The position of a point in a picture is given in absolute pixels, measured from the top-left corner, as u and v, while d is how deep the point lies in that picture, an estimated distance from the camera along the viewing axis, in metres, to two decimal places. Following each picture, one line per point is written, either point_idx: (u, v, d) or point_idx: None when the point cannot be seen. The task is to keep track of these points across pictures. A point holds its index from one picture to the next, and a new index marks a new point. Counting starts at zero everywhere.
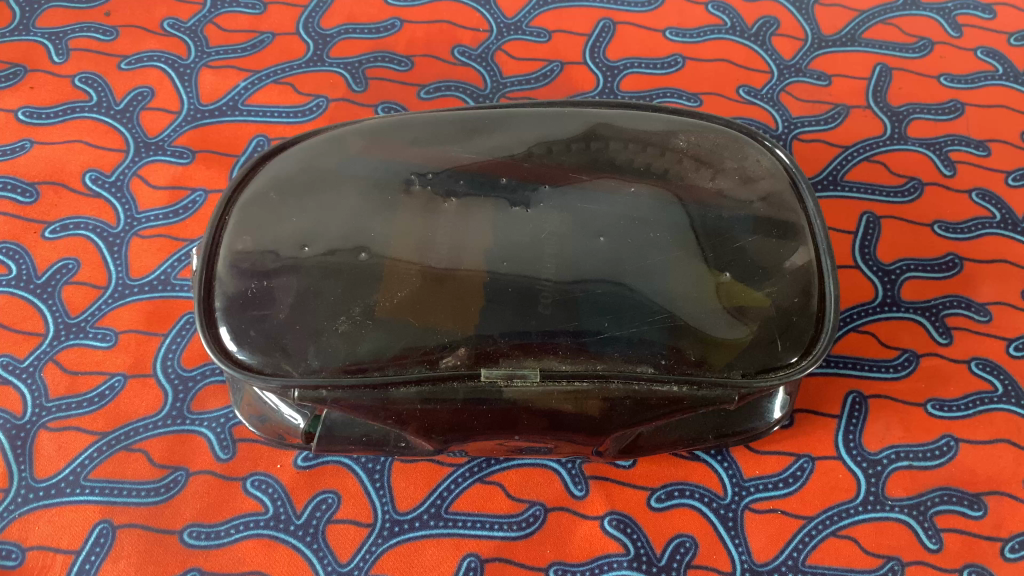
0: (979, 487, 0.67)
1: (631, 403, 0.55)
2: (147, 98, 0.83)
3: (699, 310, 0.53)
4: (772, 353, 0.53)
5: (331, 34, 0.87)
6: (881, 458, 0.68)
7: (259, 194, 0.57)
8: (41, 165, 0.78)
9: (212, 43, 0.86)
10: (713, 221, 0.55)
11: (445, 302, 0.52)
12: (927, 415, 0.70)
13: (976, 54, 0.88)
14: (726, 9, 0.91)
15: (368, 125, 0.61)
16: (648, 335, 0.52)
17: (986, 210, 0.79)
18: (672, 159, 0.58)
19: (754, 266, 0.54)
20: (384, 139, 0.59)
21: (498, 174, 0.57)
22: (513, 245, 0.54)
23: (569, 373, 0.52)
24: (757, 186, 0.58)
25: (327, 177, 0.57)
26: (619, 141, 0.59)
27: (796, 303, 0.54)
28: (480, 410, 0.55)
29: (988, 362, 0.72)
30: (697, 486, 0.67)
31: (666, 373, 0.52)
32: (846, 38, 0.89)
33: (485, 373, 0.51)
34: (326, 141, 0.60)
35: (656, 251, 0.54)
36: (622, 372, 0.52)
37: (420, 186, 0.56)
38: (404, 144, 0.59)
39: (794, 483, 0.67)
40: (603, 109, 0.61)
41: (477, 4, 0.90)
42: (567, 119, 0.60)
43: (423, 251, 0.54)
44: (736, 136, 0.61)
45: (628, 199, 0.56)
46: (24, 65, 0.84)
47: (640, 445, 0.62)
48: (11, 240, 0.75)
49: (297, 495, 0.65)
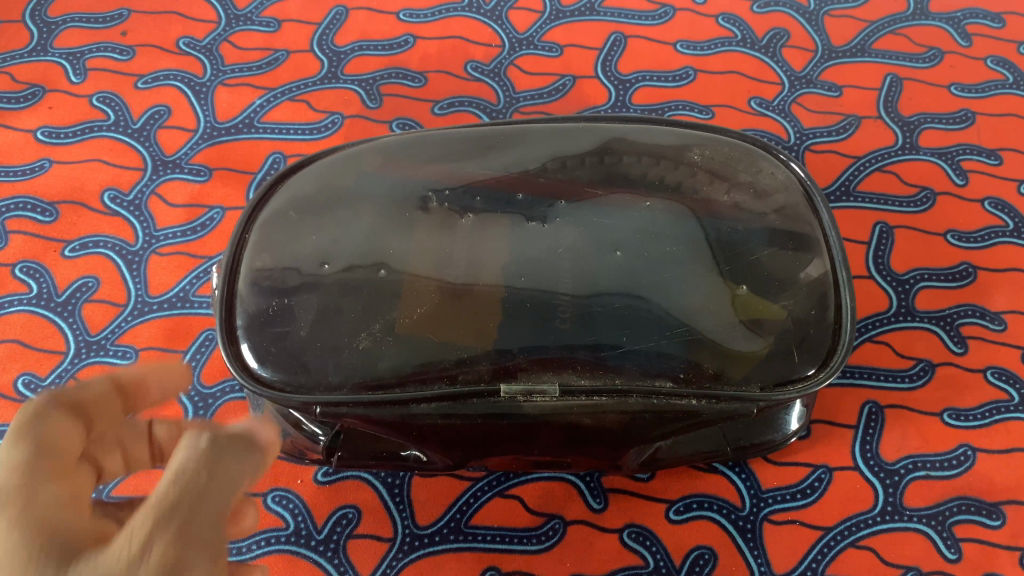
0: (997, 496, 0.67)
1: (649, 419, 0.55)
2: (164, 116, 0.83)
3: (717, 324, 0.53)
4: (790, 365, 0.53)
5: (345, 51, 0.88)
6: (899, 468, 0.68)
7: (279, 213, 0.57)
8: (61, 185, 0.79)
9: (227, 61, 0.87)
10: (730, 235, 0.56)
11: (464, 318, 0.53)
12: (943, 424, 0.70)
13: (987, 63, 0.88)
14: (736, 21, 0.91)
15: (384, 143, 0.62)
16: (667, 349, 0.53)
17: (1000, 218, 0.79)
18: (686, 172, 0.59)
19: (770, 279, 0.55)
20: (400, 157, 0.60)
21: (514, 190, 0.57)
22: (530, 260, 0.55)
23: (588, 388, 0.52)
24: (771, 199, 0.58)
25: (345, 195, 0.58)
26: (634, 155, 0.59)
27: (812, 315, 0.54)
28: (501, 425, 0.55)
29: (1005, 371, 0.72)
30: (715, 498, 0.67)
31: (685, 387, 0.52)
32: (856, 49, 0.90)
33: (504, 389, 0.51)
34: (344, 160, 0.61)
35: (672, 265, 0.55)
36: (640, 387, 0.52)
37: (438, 204, 0.57)
38: (420, 161, 0.59)
39: (812, 494, 0.67)
40: (617, 123, 0.62)
41: (489, 20, 0.91)
42: (579, 133, 0.61)
43: (441, 268, 0.54)
44: (749, 149, 0.61)
45: (643, 214, 0.56)
46: (42, 85, 0.85)
47: (659, 458, 0.63)
48: (32, 259, 0.75)
49: (318, 511, 0.66)
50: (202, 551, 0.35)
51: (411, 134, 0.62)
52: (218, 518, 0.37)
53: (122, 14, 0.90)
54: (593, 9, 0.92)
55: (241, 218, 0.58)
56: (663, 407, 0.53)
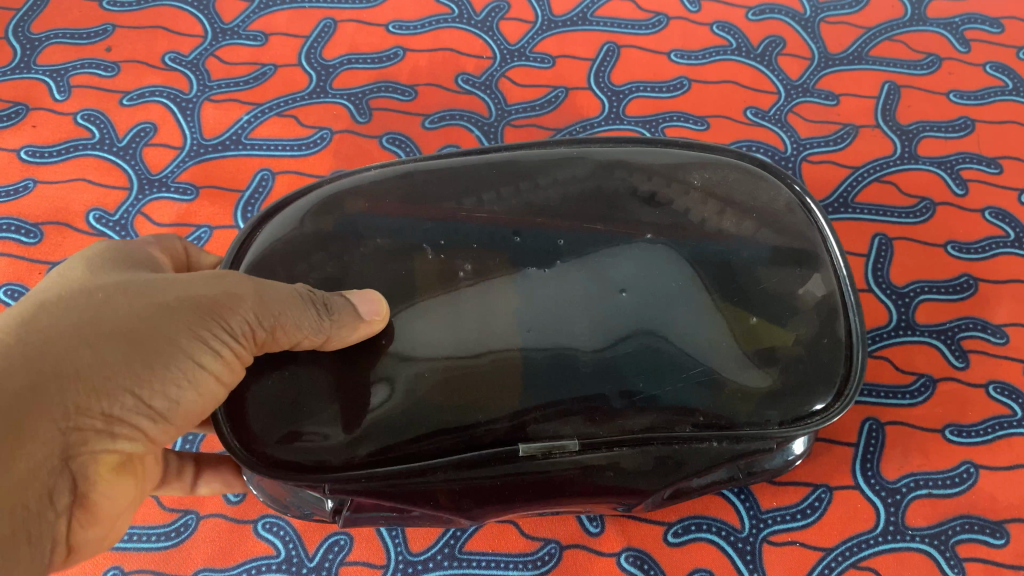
0: (1001, 514, 0.66)
1: (668, 463, 0.53)
2: (150, 133, 0.82)
3: (729, 360, 0.50)
4: (804, 398, 0.51)
5: (333, 65, 0.87)
6: (900, 487, 0.67)
7: (265, 266, 0.51)
8: (45, 206, 0.78)
9: (214, 77, 0.86)
10: (739, 265, 0.52)
11: (480, 379, 0.49)
12: (945, 441, 0.69)
13: (985, 70, 0.87)
14: (731, 29, 0.90)
15: (362, 176, 0.56)
16: (685, 391, 0.50)
17: (1000, 229, 0.78)
18: (689, 200, 0.54)
19: (781, 308, 0.52)
20: (382, 188, 0.54)
21: (512, 228, 0.53)
22: (541, 312, 0.51)
23: (609, 438, 0.50)
24: (779, 223, 0.54)
25: (331, 238, 0.52)
26: (638, 186, 0.55)
27: (824, 342, 0.52)
28: (518, 484, 0.52)
29: (1007, 386, 0.71)
30: (714, 519, 0.66)
31: (705, 429, 0.51)
32: (853, 56, 0.88)
33: (524, 447, 0.49)
34: (325, 195, 0.54)
35: (680, 302, 0.51)
36: (661, 432, 0.50)
37: (433, 253, 0.52)
38: (403, 196, 0.54)
39: (812, 514, 0.66)
40: (619, 150, 0.57)
41: (479, 31, 0.90)
42: (573, 162, 0.56)
43: (453, 332, 0.49)
44: (747, 170, 0.57)
45: (648, 249, 0.53)
46: (25, 103, 0.83)
47: (682, 493, 0.59)
48: (17, 281, 0.74)
49: (308, 538, 0.65)
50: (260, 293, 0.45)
51: (393, 164, 0.57)
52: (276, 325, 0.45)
53: (106, 29, 0.88)
54: (585, 18, 0.91)
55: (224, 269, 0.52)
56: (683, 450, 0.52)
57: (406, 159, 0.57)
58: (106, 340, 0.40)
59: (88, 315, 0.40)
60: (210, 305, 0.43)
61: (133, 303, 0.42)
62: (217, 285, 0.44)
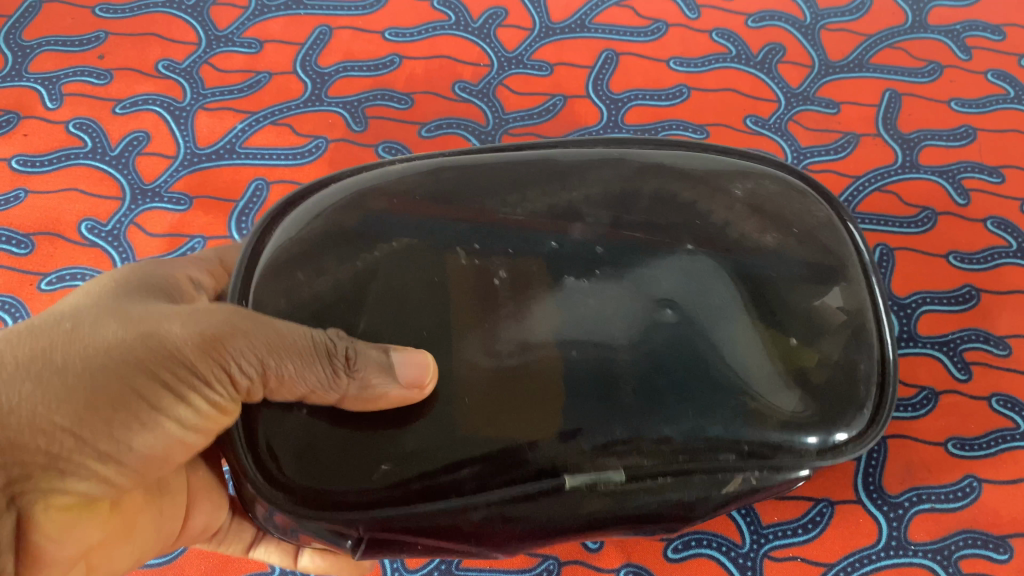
0: (1004, 529, 0.65)
1: (700, 507, 0.49)
2: (143, 142, 0.81)
3: (765, 379, 0.48)
4: (840, 424, 0.48)
5: (329, 72, 0.86)
6: (903, 501, 0.66)
7: (282, 268, 0.49)
8: (37, 216, 0.77)
9: (208, 85, 0.85)
10: (775, 282, 0.51)
11: (521, 405, 0.46)
12: (947, 454, 0.68)
13: (987, 78, 0.86)
14: (731, 36, 0.89)
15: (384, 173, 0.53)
16: (730, 420, 0.47)
17: (1002, 238, 0.77)
18: (731, 210, 0.53)
19: (819, 325, 0.50)
20: (406, 187, 0.52)
21: (545, 235, 0.51)
22: (581, 325, 0.49)
23: (655, 471, 0.46)
24: (817, 239, 0.53)
25: (349, 244, 0.49)
26: (680, 195, 0.53)
27: (862, 369, 0.49)
28: (555, 524, 0.48)
29: (1010, 398, 0.70)
30: (715, 535, 0.65)
31: (747, 460, 0.47)
32: (854, 64, 0.88)
33: (569, 481, 0.45)
34: (350, 195, 0.52)
35: (725, 321, 0.49)
36: (705, 464, 0.47)
37: (467, 257, 0.50)
38: (433, 200, 0.51)
39: (814, 529, 0.65)
40: (659, 159, 0.55)
41: (476, 38, 0.89)
42: (606, 171, 0.54)
43: (488, 344, 0.48)
44: (791, 185, 0.56)
45: (686, 261, 0.51)
46: (17, 112, 0.83)
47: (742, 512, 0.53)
48: (9, 294, 0.74)
49: None
50: (257, 331, 0.43)
51: (419, 161, 0.55)
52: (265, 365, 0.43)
53: (99, 36, 0.87)
54: (584, 25, 0.90)
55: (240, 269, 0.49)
56: (727, 483, 0.48)
57: (431, 159, 0.55)
58: (63, 375, 0.38)
59: (44, 350, 0.39)
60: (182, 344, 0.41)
61: (99, 339, 0.40)
62: (203, 320, 0.42)
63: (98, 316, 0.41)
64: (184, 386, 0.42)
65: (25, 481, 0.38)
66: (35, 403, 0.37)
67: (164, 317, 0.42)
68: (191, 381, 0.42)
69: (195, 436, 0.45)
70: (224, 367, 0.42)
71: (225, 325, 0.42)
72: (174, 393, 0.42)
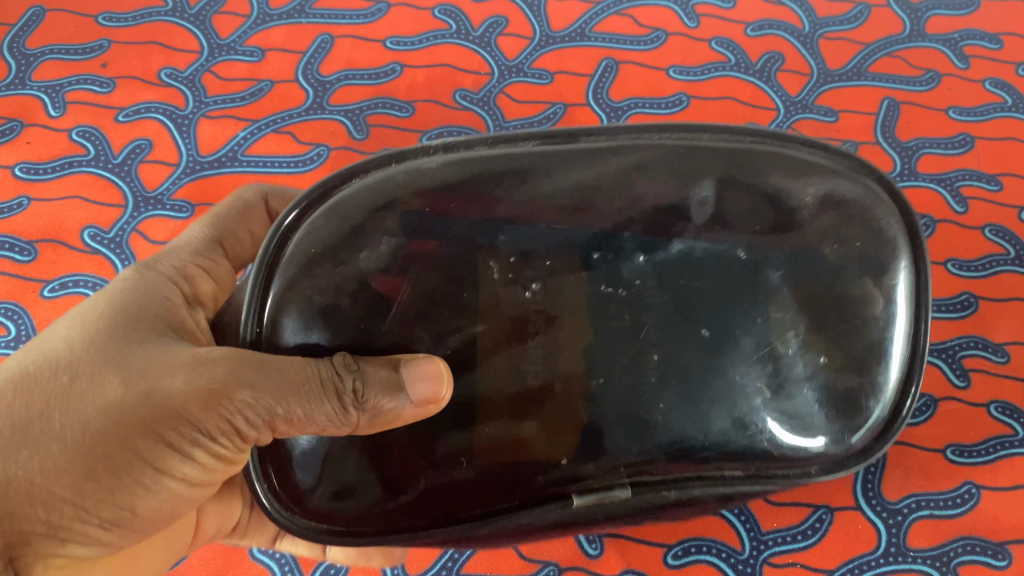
0: (1003, 535, 0.65)
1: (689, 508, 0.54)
2: (145, 150, 0.82)
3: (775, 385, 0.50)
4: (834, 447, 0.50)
5: (330, 80, 0.86)
6: (902, 507, 0.66)
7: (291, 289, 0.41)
8: (40, 223, 0.78)
9: (210, 93, 0.85)
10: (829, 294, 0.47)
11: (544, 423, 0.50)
12: (947, 461, 0.68)
13: (984, 86, 0.87)
14: (730, 45, 0.90)
15: (401, 174, 0.40)
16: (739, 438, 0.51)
17: (1000, 246, 0.77)
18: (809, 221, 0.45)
19: (867, 357, 0.47)
20: (418, 178, 0.40)
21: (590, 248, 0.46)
22: (612, 345, 0.51)
23: (660, 482, 0.51)
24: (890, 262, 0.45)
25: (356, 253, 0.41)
26: (772, 209, 0.44)
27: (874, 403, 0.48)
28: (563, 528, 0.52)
29: (1009, 405, 0.70)
30: (714, 541, 0.66)
31: (753, 475, 0.51)
32: (852, 72, 0.88)
33: (576, 499, 0.49)
34: (363, 194, 0.40)
35: (750, 341, 0.50)
36: (707, 475, 0.51)
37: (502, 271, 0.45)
38: (456, 206, 0.41)
39: (814, 535, 0.66)
40: (743, 134, 0.42)
41: (477, 46, 0.89)
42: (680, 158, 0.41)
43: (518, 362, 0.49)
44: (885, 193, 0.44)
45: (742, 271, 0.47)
46: (21, 119, 0.83)
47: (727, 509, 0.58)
48: (11, 300, 0.75)
49: (305, 560, 0.64)
50: (262, 381, 0.40)
51: (452, 146, 0.40)
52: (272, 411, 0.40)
53: (102, 44, 0.88)
54: (584, 33, 0.91)
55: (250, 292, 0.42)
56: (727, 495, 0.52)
57: (465, 142, 0.40)
58: (61, 442, 0.39)
59: (44, 415, 0.39)
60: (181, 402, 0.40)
61: (98, 399, 0.39)
62: (204, 372, 0.40)
63: (99, 367, 0.40)
64: (187, 442, 0.41)
65: (25, 550, 0.39)
66: (33, 472, 0.38)
67: (165, 365, 0.41)
68: (193, 436, 0.41)
69: (206, 477, 0.45)
70: (227, 421, 0.40)
71: (224, 379, 0.40)
72: (178, 450, 0.41)
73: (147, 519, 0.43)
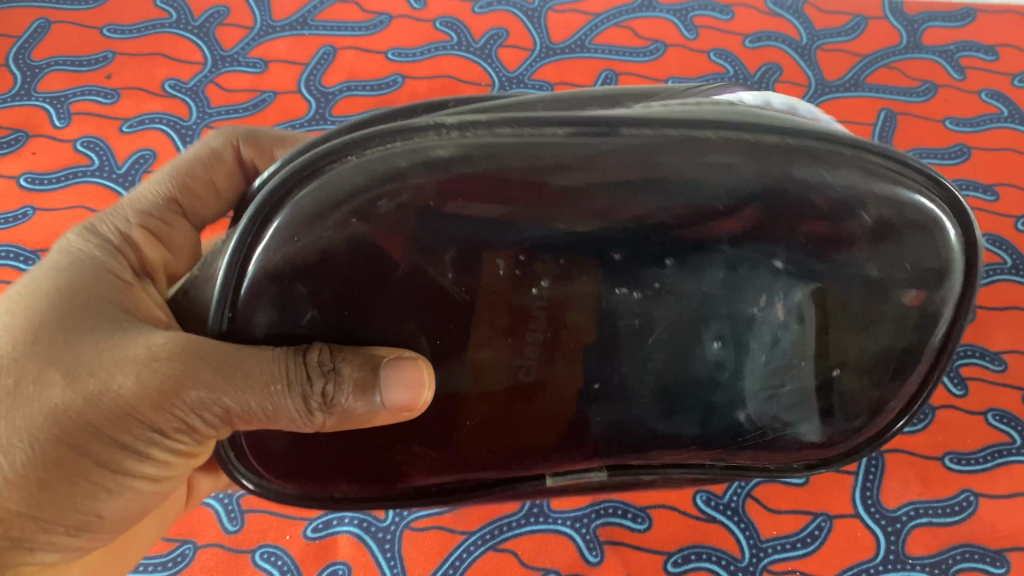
0: (1001, 543, 0.65)
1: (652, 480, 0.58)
2: (149, 160, 0.82)
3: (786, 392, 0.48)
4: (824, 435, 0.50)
5: (333, 92, 0.87)
6: (901, 515, 0.67)
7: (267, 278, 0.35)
8: (44, 233, 0.78)
9: (213, 104, 0.86)
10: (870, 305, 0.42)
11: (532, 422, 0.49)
12: (945, 469, 0.69)
13: (980, 97, 0.88)
14: (729, 56, 0.91)
15: (401, 164, 0.32)
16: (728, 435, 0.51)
17: (997, 256, 0.78)
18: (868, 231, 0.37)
19: (886, 367, 0.45)
20: (421, 170, 0.32)
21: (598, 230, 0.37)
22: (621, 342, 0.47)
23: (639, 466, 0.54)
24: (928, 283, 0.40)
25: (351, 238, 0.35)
26: (848, 214, 0.36)
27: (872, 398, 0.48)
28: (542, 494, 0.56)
29: (1006, 413, 0.71)
30: (714, 548, 0.66)
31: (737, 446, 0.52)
32: (850, 83, 0.89)
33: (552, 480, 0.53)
34: (361, 180, 0.32)
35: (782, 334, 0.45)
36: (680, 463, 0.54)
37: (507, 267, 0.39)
38: (469, 200, 0.34)
39: (813, 543, 0.66)
40: (808, 135, 0.33)
41: (478, 58, 0.90)
42: (745, 164, 0.33)
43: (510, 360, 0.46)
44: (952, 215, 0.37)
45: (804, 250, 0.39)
46: (26, 130, 0.84)
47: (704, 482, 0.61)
48: None
49: (307, 567, 0.64)
50: (224, 377, 0.36)
51: (466, 131, 0.32)
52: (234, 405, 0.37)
53: (106, 56, 0.89)
54: (584, 45, 0.92)
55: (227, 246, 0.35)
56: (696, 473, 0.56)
57: (485, 122, 0.32)
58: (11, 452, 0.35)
59: None
60: (134, 402, 0.36)
61: (45, 404, 0.36)
62: (154, 367, 0.36)
63: (43, 367, 0.36)
64: (144, 441, 0.38)
65: None
66: None
67: (116, 359, 0.36)
68: (149, 434, 0.37)
69: (170, 471, 0.42)
70: (182, 417, 0.37)
71: (180, 374, 0.36)
72: (135, 450, 0.38)
73: (114, 516, 0.41)
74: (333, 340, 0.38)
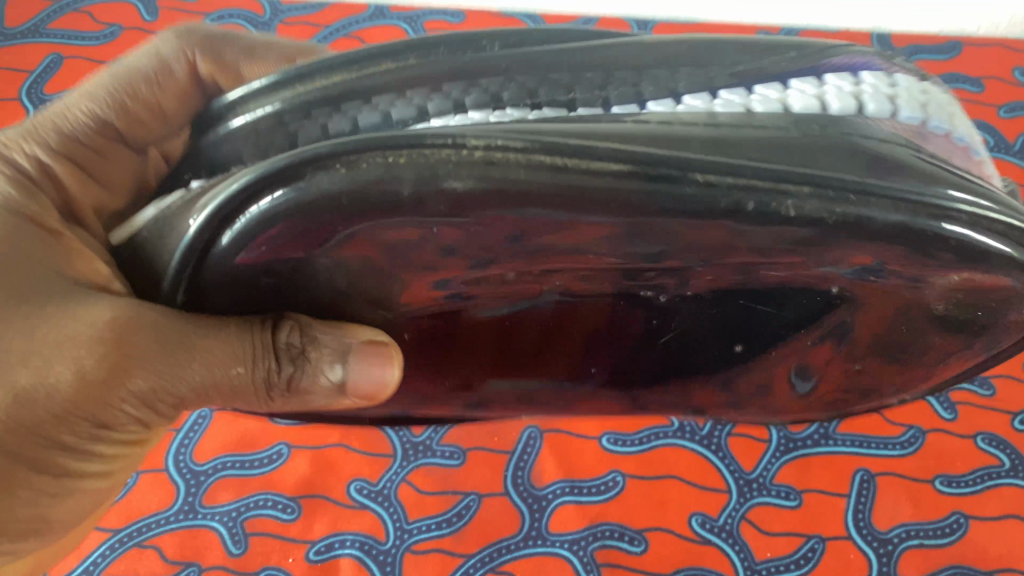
0: (991, 564, 0.66)
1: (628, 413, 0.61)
2: None
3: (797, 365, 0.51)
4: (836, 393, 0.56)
5: None
6: (892, 537, 0.68)
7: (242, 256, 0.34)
8: None
9: None
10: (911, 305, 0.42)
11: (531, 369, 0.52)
12: (935, 491, 0.70)
13: None
14: None
15: (406, 180, 0.30)
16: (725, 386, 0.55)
17: None
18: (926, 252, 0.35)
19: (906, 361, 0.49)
20: (433, 195, 0.30)
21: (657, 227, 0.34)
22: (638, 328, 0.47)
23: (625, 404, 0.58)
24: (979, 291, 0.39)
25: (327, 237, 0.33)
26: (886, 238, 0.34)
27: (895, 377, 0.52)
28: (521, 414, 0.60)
29: (995, 437, 0.72)
30: (710, 570, 0.66)
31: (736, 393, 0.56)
32: None
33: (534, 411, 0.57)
34: (353, 189, 0.30)
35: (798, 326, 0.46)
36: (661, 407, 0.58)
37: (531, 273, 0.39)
38: (509, 223, 0.33)
39: (806, 564, 0.67)
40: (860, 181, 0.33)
41: None
42: (786, 202, 0.32)
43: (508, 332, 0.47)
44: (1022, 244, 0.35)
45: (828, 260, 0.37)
46: None
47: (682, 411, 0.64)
48: None
49: None
50: (173, 359, 0.39)
51: (493, 154, 0.30)
52: (176, 383, 0.41)
53: None
54: None
55: (206, 208, 0.32)
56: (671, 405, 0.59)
57: (517, 147, 0.30)
58: None
59: None
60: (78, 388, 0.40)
61: None
62: (93, 354, 0.39)
63: None
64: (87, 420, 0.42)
65: None
66: None
67: (53, 347, 0.39)
68: (89, 430, 0.43)
69: (112, 465, 0.49)
70: (129, 402, 0.41)
71: (120, 371, 0.40)
72: (75, 447, 0.43)
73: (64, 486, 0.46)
74: (305, 316, 0.41)
